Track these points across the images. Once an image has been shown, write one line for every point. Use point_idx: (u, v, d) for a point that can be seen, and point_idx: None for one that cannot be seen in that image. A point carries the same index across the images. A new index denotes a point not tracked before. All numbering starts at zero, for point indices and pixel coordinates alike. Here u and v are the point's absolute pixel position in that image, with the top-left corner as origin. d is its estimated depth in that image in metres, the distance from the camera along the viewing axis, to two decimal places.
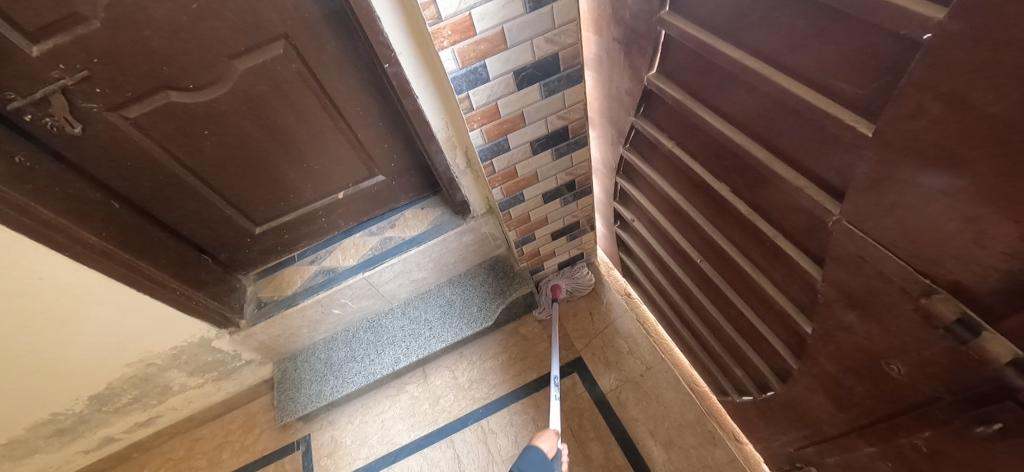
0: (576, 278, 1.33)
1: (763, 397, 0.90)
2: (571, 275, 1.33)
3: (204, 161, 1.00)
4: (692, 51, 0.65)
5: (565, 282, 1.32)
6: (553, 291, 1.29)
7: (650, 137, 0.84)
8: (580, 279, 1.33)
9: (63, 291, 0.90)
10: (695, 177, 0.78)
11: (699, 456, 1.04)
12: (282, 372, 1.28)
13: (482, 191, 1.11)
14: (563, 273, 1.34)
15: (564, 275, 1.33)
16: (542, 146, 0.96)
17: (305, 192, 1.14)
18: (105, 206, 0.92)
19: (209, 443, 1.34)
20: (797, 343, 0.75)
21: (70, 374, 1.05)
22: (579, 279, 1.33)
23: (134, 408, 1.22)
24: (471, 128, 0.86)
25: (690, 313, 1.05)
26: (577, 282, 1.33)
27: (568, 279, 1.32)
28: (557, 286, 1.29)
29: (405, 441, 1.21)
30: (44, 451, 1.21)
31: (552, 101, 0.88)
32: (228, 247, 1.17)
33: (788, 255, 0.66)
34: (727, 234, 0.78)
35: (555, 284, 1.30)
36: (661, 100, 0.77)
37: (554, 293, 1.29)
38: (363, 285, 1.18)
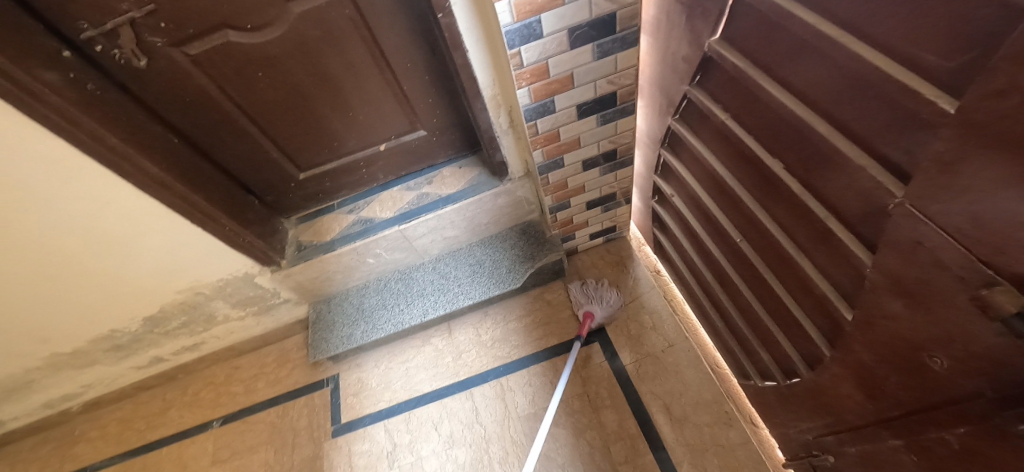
0: (611, 309, 1.24)
1: (788, 382, 0.89)
2: (607, 303, 1.25)
3: (256, 104, 1.02)
4: (763, 16, 0.61)
5: (600, 312, 1.23)
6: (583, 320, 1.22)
7: (702, 107, 0.82)
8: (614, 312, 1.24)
9: (125, 217, 0.96)
10: (746, 151, 0.76)
11: (713, 434, 1.06)
12: (316, 313, 1.36)
13: (522, 154, 1.11)
14: (599, 298, 1.25)
15: (601, 301, 1.25)
16: (588, 111, 0.95)
17: (348, 141, 1.16)
18: (165, 140, 0.97)
19: (246, 372, 1.44)
20: (833, 329, 0.73)
21: (129, 295, 1.14)
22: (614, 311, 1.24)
23: (182, 332, 1.32)
24: (519, 86, 0.85)
25: (721, 293, 1.04)
26: (610, 313, 1.25)
27: (604, 310, 1.23)
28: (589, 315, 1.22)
29: (427, 389, 1.27)
30: (105, 361, 1.34)
31: (604, 64, 0.86)
32: (274, 190, 1.22)
33: (837, 237, 0.63)
34: (772, 212, 0.76)
35: (588, 312, 1.22)
36: (720, 68, 0.73)
37: (584, 321, 1.22)
38: (398, 237, 1.22)
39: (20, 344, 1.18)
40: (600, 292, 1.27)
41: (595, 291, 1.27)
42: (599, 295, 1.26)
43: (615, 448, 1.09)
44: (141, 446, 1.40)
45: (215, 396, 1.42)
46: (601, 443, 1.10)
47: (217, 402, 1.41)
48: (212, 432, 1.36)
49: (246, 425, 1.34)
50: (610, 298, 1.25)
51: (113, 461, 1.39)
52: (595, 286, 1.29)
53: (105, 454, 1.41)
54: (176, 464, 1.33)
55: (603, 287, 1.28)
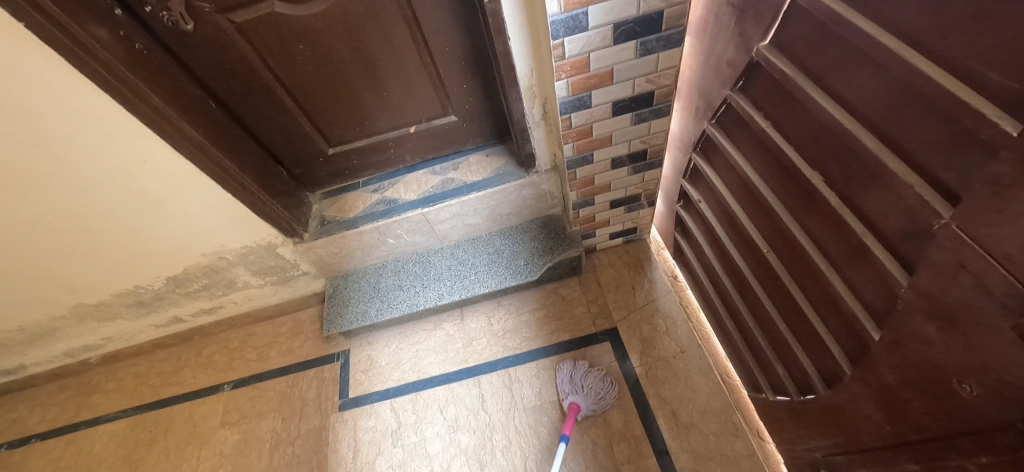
0: (598, 400, 1.13)
1: (802, 398, 0.89)
2: (593, 395, 1.13)
3: (294, 76, 1.03)
4: (819, 23, 0.60)
5: (585, 403, 1.12)
6: (568, 413, 1.11)
7: (742, 113, 0.81)
8: (602, 405, 1.13)
9: (159, 178, 0.98)
10: (784, 160, 0.74)
11: (718, 444, 1.05)
12: (333, 288, 1.38)
13: (551, 147, 1.11)
14: (584, 387, 1.14)
15: (586, 391, 1.13)
16: (624, 108, 0.94)
17: (380, 120, 1.17)
18: (204, 104, 0.98)
19: (260, 340, 1.47)
20: (856, 349, 0.72)
21: (156, 254, 1.17)
22: (601, 402, 1.13)
23: (201, 295, 1.35)
24: (558, 78, 0.85)
25: (740, 303, 1.03)
26: (596, 406, 1.13)
27: (590, 399, 1.12)
28: (573, 409, 1.10)
29: (435, 373, 1.28)
30: (126, 316, 1.37)
31: (645, 62, 0.85)
32: (303, 163, 1.24)
33: (872, 254, 0.62)
34: (805, 224, 0.75)
35: (572, 404, 1.11)
36: (766, 74, 0.73)
37: (568, 415, 1.10)
38: (420, 220, 1.23)
39: (50, 291, 1.22)
40: (585, 380, 1.15)
41: (579, 378, 1.16)
42: (583, 383, 1.15)
43: (618, 448, 1.09)
44: (154, 401, 1.44)
45: (228, 360, 1.46)
46: (604, 442, 1.10)
47: (230, 366, 1.44)
48: (223, 395, 1.39)
49: (256, 391, 1.37)
50: (597, 388, 1.14)
51: (127, 413, 1.44)
52: (579, 372, 1.17)
53: (119, 405, 1.46)
54: (187, 422, 1.37)
55: (589, 374, 1.17)
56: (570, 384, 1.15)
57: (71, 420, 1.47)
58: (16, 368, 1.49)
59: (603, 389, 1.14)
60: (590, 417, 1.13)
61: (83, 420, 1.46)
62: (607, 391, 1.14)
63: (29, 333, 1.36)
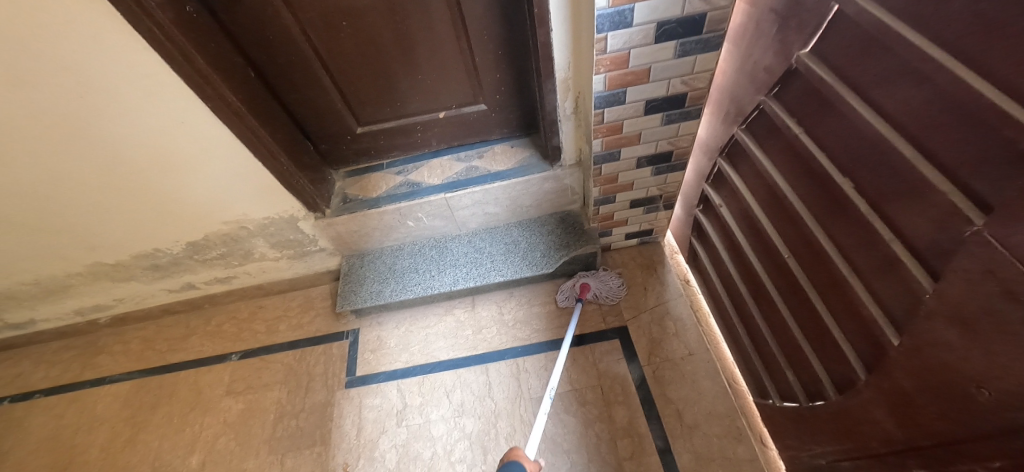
0: (604, 280, 1.31)
1: (810, 405, 0.90)
2: (603, 280, 1.30)
3: (333, 52, 1.05)
4: (864, 33, 0.62)
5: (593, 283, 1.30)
6: (581, 290, 1.27)
7: (775, 119, 0.83)
8: (609, 288, 1.30)
9: (195, 141, 1.00)
10: (815, 167, 0.76)
11: (721, 446, 1.06)
12: (348, 266, 1.39)
13: (578, 141, 1.13)
14: (591, 273, 1.32)
15: (597, 277, 1.31)
16: (655, 108, 0.96)
17: (411, 103, 1.19)
18: (244, 73, 0.99)
19: (270, 313, 1.48)
20: (873, 355, 0.73)
21: (179, 217, 1.18)
22: (608, 283, 1.30)
23: (217, 263, 1.36)
24: (597, 72, 0.86)
25: (753, 308, 1.05)
26: (604, 290, 1.30)
27: (597, 281, 1.30)
28: (585, 286, 1.28)
29: (443, 357, 1.29)
30: (141, 279, 1.39)
31: (682, 63, 0.87)
32: (330, 140, 1.26)
33: (900, 262, 0.63)
34: (830, 231, 0.77)
35: (583, 283, 1.28)
36: (804, 82, 0.75)
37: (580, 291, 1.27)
38: (442, 205, 1.24)
39: (70, 247, 1.23)
40: (597, 271, 1.33)
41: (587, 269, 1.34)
42: (595, 273, 1.32)
43: (621, 443, 1.10)
44: (160, 366, 1.45)
45: (236, 330, 1.47)
46: (608, 436, 1.11)
47: (238, 336, 1.45)
48: (230, 364, 1.40)
49: (264, 363, 1.38)
50: (606, 276, 1.31)
51: (132, 375, 1.44)
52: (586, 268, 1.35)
53: (125, 368, 1.46)
54: (192, 389, 1.38)
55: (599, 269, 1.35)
56: (585, 270, 1.33)
57: (75, 379, 1.48)
58: (25, 323, 1.50)
59: (610, 280, 1.31)
60: (599, 299, 1.31)
61: (88, 379, 1.46)
62: (613, 280, 1.31)
63: (43, 288, 1.37)
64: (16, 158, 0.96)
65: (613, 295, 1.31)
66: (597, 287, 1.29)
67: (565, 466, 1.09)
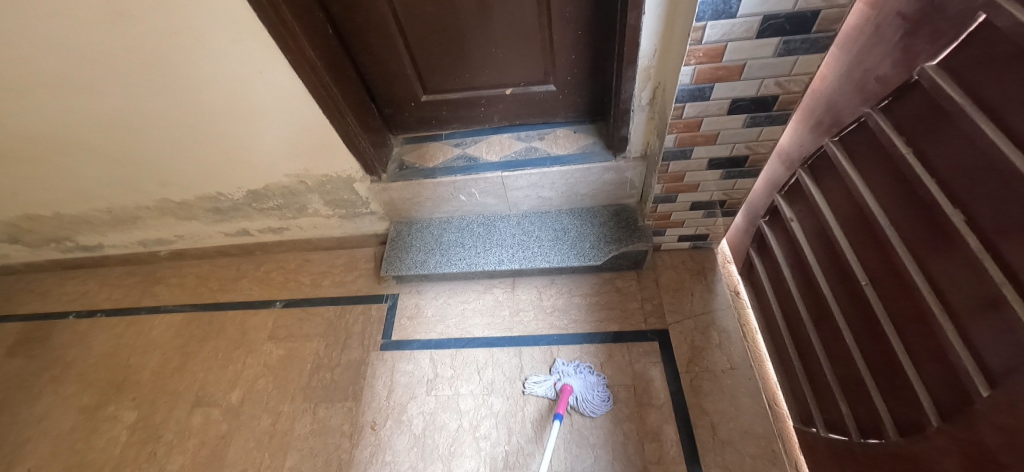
0: (592, 388, 1.15)
1: (864, 441, 0.85)
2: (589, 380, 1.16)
3: (411, 16, 1.03)
4: (1014, 45, 0.53)
5: (579, 386, 1.15)
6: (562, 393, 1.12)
7: (879, 133, 0.77)
8: (597, 390, 1.15)
9: (271, 92, 1.02)
10: (919, 191, 0.68)
11: (754, 466, 1.03)
12: (396, 232, 1.40)
13: (648, 134, 1.10)
14: (579, 373, 1.18)
15: (582, 376, 1.17)
16: (741, 108, 0.90)
17: (481, 76, 1.18)
18: (323, 29, 0.99)
19: (316, 267, 1.53)
20: (953, 404, 0.65)
21: (244, 165, 1.23)
22: (596, 393, 1.15)
23: (273, 214, 1.42)
24: (687, 63, 0.81)
25: (811, 331, 0.99)
26: (592, 393, 1.15)
27: (584, 383, 1.16)
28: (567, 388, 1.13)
29: (478, 334, 1.31)
30: (201, 220, 1.46)
31: (781, 63, 0.81)
32: (394, 104, 1.26)
33: (1008, 307, 0.54)
34: (925, 264, 0.69)
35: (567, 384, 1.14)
36: (924, 96, 0.67)
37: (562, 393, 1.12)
38: (497, 183, 1.23)
39: (143, 181, 1.30)
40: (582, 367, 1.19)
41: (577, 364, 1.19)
42: (580, 369, 1.19)
43: (648, 447, 1.08)
44: (210, 303, 1.53)
45: (283, 280, 1.53)
46: (636, 437, 1.10)
47: (284, 286, 1.51)
48: (274, 310, 1.46)
49: (306, 314, 1.43)
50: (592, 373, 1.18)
51: (184, 308, 1.53)
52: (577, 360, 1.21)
53: (179, 300, 1.56)
54: (238, 329, 1.45)
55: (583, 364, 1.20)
56: (567, 368, 1.18)
57: (135, 304, 1.58)
58: (95, 246, 1.62)
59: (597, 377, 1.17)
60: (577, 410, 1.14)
61: (145, 306, 1.57)
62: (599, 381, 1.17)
63: (114, 217, 1.46)
64: (107, 89, 1.01)
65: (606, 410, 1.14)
66: (581, 395, 1.14)
67: (589, 459, 1.08)
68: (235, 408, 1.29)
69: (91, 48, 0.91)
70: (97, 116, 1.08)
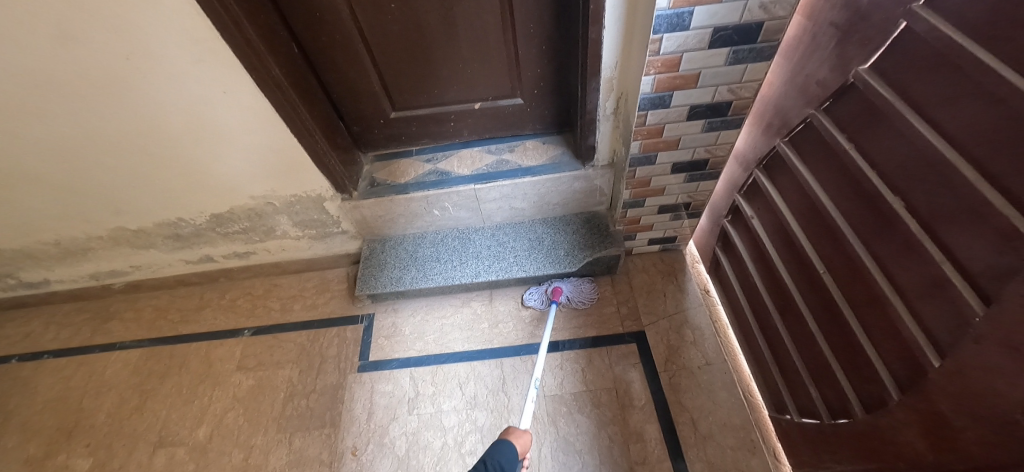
0: (580, 284, 1.32)
1: (833, 422, 0.90)
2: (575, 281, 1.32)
3: (378, 35, 1.05)
4: (931, 48, 0.59)
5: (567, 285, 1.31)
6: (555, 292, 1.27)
7: (824, 132, 0.83)
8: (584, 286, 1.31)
9: (235, 113, 1.00)
10: (863, 184, 0.74)
11: (735, 458, 1.05)
12: (369, 250, 1.38)
13: (614, 142, 1.14)
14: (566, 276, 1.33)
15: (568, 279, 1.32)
16: (699, 114, 0.96)
17: (449, 91, 1.20)
18: (288, 48, 0.99)
19: (285, 291, 1.48)
20: (909, 377, 0.70)
21: (207, 188, 1.18)
22: (584, 287, 1.31)
23: (238, 238, 1.37)
24: (647, 73, 0.86)
25: (778, 321, 1.04)
26: (580, 289, 1.31)
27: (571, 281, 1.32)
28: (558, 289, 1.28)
29: (458, 349, 1.29)
30: (160, 248, 1.39)
31: (732, 71, 0.86)
32: (362, 122, 1.26)
33: (950, 283, 0.59)
34: (874, 251, 0.74)
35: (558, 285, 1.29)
36: (861, 97, 0.74)
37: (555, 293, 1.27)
38: (470, 195, 1.24)
39: (95, 210, 1.23)
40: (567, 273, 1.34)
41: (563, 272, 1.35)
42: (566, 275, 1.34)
43: (633, 448, 1.09)
44: (172, 335, 1.44)
45: (251, 306, 1.47)
46: (621, 439, 1.11)
47: (252, 312, 1.45)
48: (242, 339, 1.40)
49: (276, 341, 1.38)
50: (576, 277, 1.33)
51: (143, 344, 1.44)
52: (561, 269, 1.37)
53: (136, 335, 1.46)
54: (203, 361, 1.37)
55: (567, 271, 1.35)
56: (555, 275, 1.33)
57: (86, 343, 1.47)
58: (39, 283, 1.50)
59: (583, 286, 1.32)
60: (570, 303, 1.32)
61: (97, 344, 1.46)
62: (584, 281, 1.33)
63: (62, 250, 1.37)
64: (54, 114, 0.96)
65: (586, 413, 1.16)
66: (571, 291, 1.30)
67: (576, 466, 1.08)
68: (202, 445, 1.22)
69: (37, 71, 0.87)
70: (44, 142, 1.02)
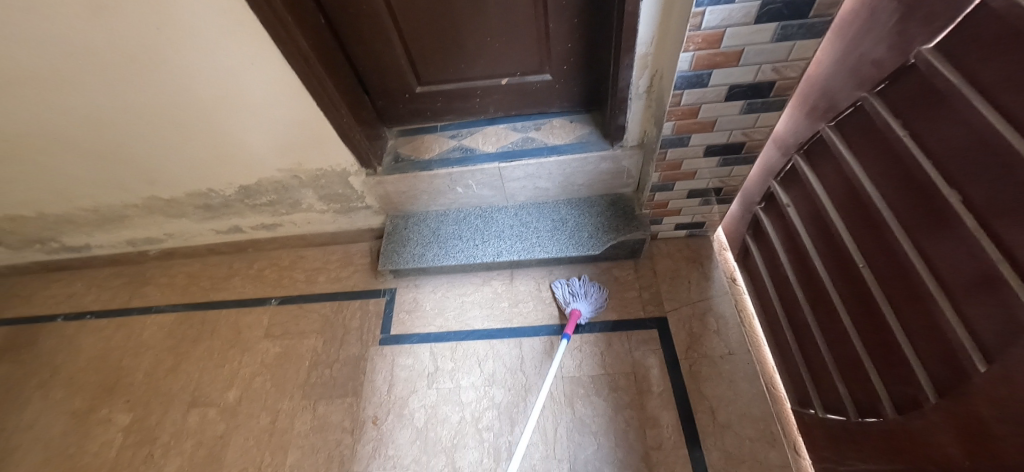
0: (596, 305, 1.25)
1: (861, 420, 0.87)
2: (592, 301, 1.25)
3: (405, 6, 1.02)
4: (1009, 26, 0.54)
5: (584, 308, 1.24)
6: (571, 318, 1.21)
7: (876, 117, 0.78)
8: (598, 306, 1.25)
9: (263, 85, 0.99)
10: (916, 173, 0.69)
11: (753, 449, 1.04)
12: (392, 226, 1.39)
13: (645, 122, 1.10)
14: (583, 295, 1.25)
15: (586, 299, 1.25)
16: (738, 94, 0.91)
17: (476, 66, 1.17)
18: (314, 19, 0.97)
19: (310, 264, 1.51)
20: (948, 379, 0.67)
21: (236, 160, 1.20)
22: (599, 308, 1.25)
23: (266, 210, 1.39)
24: (686, 49, 0.81)
25: (808, 314, 1.01)
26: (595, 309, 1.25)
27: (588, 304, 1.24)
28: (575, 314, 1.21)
29: (477, 326, 1.30)
30: (191, 218, 1.43)
31: (778, 48, 0.81)
32: (388, 97, 1.25)
33: (1005, 284, 0.55)
34: (921, 246, 0.70)
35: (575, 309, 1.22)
36: (920, 79, 0.68)
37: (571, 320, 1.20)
38: (494, 174, 1.22)
39: (130, 179, 1.27)
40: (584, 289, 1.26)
41: (580, 288, 1.27)
42: (584, 293, 1.26)
43: (649, 433, 1.09)
44: (203, 302, 1.50)
45: (277, 277, 1.51)
46: (637, 423, 1.11)
47: (278, 283, 1.49)
48: (269, 308, 1.44)
49: (302, 311, 1.41)
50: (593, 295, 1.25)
51: (177, 308, 1.50)
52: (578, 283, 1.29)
53: (170, 300, 1.53)
54: (232, 327, 1.43)
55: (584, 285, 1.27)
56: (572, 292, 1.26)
57: (124, 305, 1.55)
58: (81, 247, 1.58)
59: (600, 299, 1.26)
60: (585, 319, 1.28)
61: (135, 307, 1.53)
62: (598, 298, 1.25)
63: (101, 216, 1.42)
64: (91, 84, 0.98)
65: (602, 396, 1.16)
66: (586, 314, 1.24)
67: (591, 447, 1.09)
68: (232, 407, 1.27)
69: (72, 41, 0.88)
70: (81, 111, 1.05)
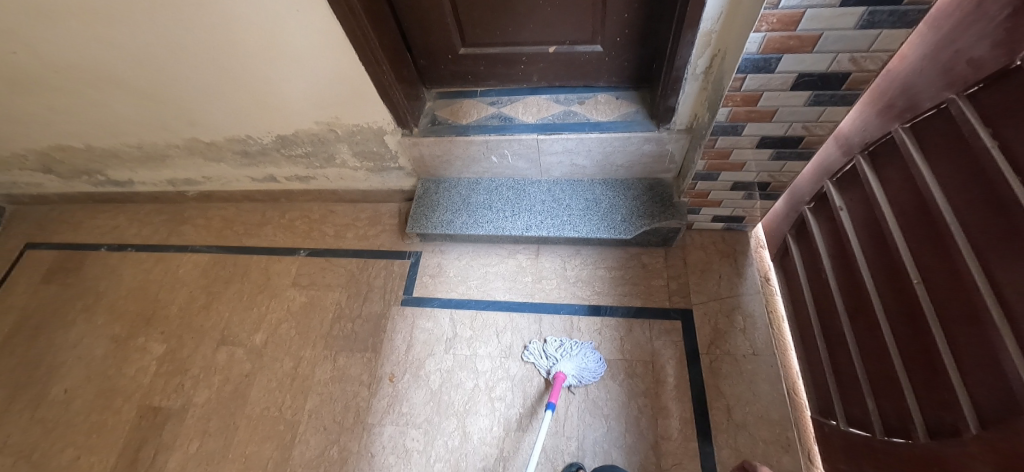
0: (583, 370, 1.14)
1: (888, 439, 0.84)
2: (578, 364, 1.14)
3: None
4: None
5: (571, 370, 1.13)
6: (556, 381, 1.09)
7: (960, 122, 0.70)
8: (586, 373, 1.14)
9: (306, 33, 0.97)
10: (996, 188, 0.63)
11: (766, 452, 1.03)
12: (424, 189, 1.38)
13: (698, 105, 1.04)
14: (567, 356, 1.16)
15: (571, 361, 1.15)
16: (806, 84, 0.84)
17: (525, 31, 1.12)
18: None
19: (339, 219, 1.53)
20: (996, 413, 0.62)
21: (275, 109, 1.20)
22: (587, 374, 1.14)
23: (300, 162, 1.40)
24: (757, 30, 0.74)
25: (845, 324, 0.96)
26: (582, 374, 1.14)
27: (575, 366, 1.14)
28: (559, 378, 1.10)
29: (498, 297, 1.31)
30: (228, 163, 1.46)
31: (862, 36, 0.73)
32: (431, 56, 1.22)
33: None
34: (990, 267, 0.64)
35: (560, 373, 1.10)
36: (1021, 82, 0.60)
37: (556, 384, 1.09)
38: (531, 145, 1.18)
39: (172, 119, 1.29)
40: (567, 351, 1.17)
41: (564, 349, 1.17)
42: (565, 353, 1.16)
43: (661, 423, 1.09)
44: (236, 246, 1.55)
45: (308, 228, 1.54)
46: (649, 412, 1.11)
47: (308, 235, 1.52)
48: (298, 258, 1.48)
49: (329, 264, 1.45)
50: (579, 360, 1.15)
51: (211, 249, 1.56)
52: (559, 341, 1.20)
53: (206, 241, 1.58)
54: (262, 273, 1.47)
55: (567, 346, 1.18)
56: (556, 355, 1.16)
57: (163, 241, 1.61)
58: (125, 182, 1.64)
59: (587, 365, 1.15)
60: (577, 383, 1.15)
61: (172, 244, 1.60)
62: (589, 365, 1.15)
63: (144, 154, 1.46)
64: (138, 20, 0.97)
65: (617, 382, 1.15)
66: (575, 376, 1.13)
67: (601, 429, 1.10)
68: (259, 349, 1.33)
69: None
70: (127, 48, 1.05)
